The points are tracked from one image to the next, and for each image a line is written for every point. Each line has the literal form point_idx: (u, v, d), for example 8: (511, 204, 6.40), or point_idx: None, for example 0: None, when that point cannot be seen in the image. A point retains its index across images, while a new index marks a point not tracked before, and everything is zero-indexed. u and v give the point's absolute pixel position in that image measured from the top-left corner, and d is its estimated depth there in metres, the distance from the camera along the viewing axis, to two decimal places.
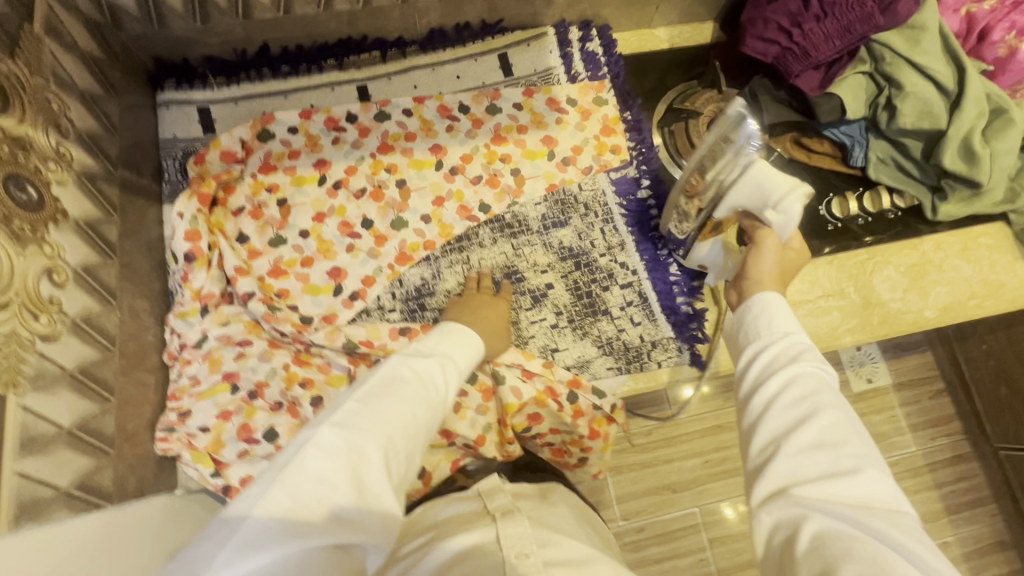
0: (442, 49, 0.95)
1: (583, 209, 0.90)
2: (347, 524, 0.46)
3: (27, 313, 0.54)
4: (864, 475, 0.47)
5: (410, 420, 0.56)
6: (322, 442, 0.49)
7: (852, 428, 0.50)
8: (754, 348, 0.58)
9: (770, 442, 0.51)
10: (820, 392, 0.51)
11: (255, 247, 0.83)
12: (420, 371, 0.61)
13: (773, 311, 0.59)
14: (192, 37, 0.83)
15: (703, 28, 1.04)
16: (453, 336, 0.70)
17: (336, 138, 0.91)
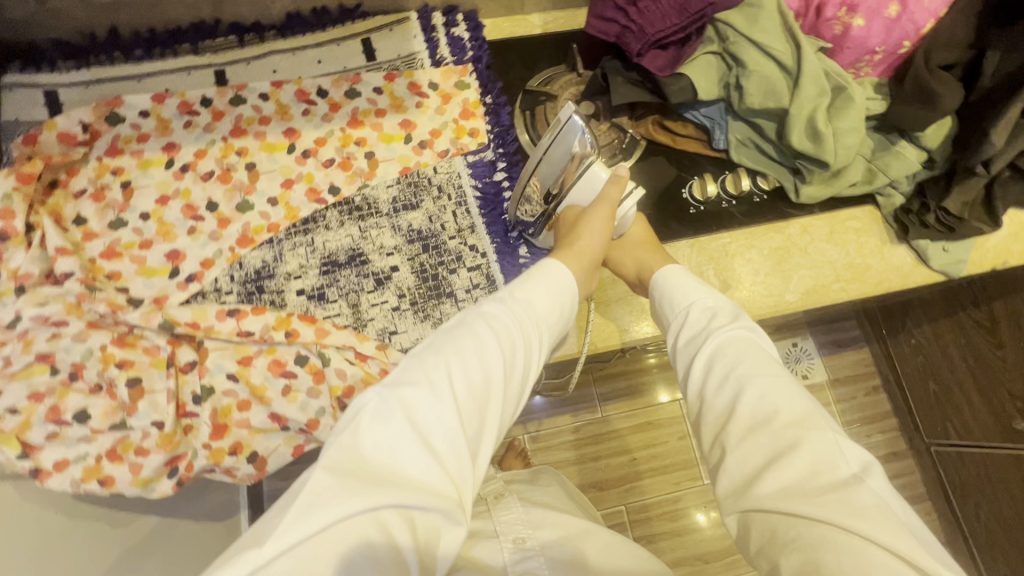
0: (301, 33, 0.94)
1: (436, 192, 0.89)
2: (410, 485, 0.44)
3: None
4: (805, 445, 0.49)
5: (479, 371, 0.52)
6: (394, 402, 0.47)
7: (781, 395, 0.53)
8: (676, 335, 0.65)
9: (715, 435, 0.55)
10: (737, 366, 0.57)
11: (93, 229, 0.82)
12: (499, 320, 0.56)
13: (670, 288, 0.69)
14: (32, 20, 0.83)
15: (578, 15, 1.04)
16: (538, 275, 0.63)
17: (188, 121, 0.90)
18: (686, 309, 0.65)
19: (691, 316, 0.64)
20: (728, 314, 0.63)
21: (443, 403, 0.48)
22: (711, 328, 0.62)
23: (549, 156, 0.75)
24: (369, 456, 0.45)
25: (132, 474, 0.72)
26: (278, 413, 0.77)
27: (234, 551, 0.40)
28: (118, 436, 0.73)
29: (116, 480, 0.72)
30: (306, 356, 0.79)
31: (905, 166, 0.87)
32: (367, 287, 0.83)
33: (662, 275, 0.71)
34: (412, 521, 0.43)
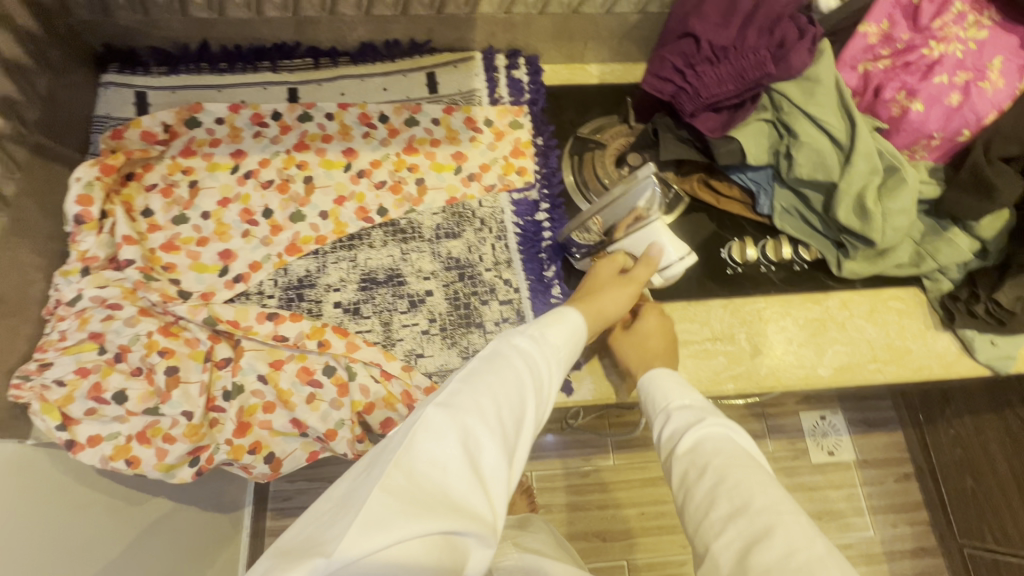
0: (372, 62, 1.00)
1: (478, 224, 0.92)
2: (462, 506, 0.44)
3: None
4: (779, 529, 0.52)
5: (517, 401, 0.54)
6: (447, 425, 0.48)
7: (754, 483, 0.56)
8: (659, 431, 0.68)
9: (699, 525, 0.57)
10: (715, 457, 0.60)
11: (158, 222, 0.88)
12: (531, 355, 0.59)
13: (663, 386, 0.72)
14: (136, 28, 0.91)
15: (634, 69, 1.08)
16: (563, 321, 0.66)
17: (257, 132, 0.96)
18: (671, 408, 0.69)
19: (672, 412, 0.69)
20: (704, 410, 0.67)
21: (492, 427, 0.50)
22: (693, 419, 0.66)
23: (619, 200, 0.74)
24: (420, 475, 0.45)
25: (157, 459, 0.75)
26: (299, 419, 0.79)
27: (292, 567, 0.39)
28: (148, 421, 0.76)
29: (141, 462, 0.75)
30: (334, 367, 0.81)
31: (956, 254, 0.85)
32: (401, 308, 0.86)
33: (656, 371, 0.75)
34: (460, 546, 0.43)
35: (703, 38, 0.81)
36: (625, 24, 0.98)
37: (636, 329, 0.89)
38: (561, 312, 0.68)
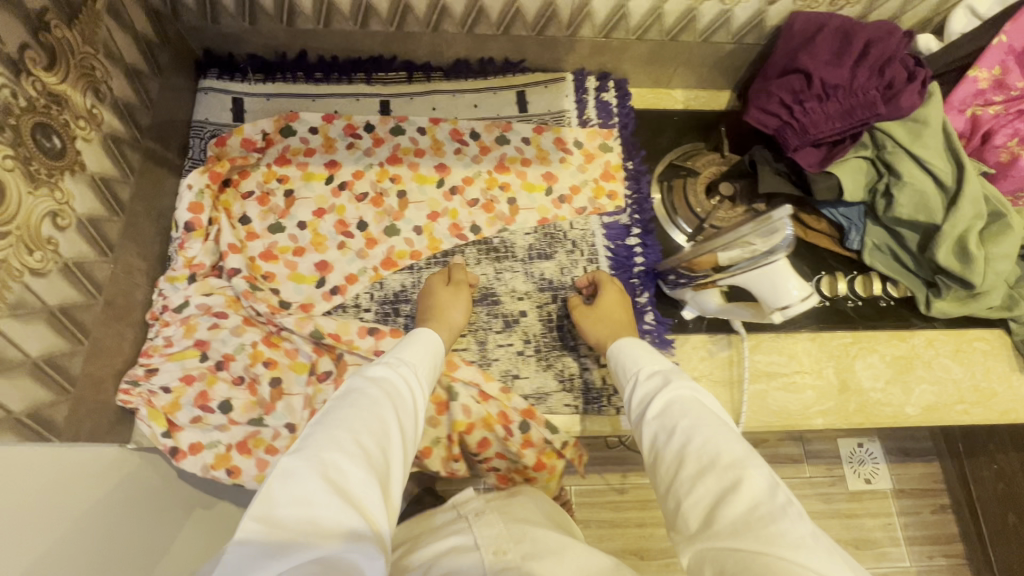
0: (464, 78, 1.00)
1: (570, 245, 0.93)
2: (335, 534, 0.45)
3: (24, 247, 0.59)
4: (747, 483, 0.51)
5: (377, 424, 0.56)
6: (306, 464, 0.49)
7: (720, 438, 0.55)
8: (630, 398, 0.68)
9: (670, 485, 0.56)
10: (683, 419, 0.59)
11: (255, 230, 0.89)
12: (379, 377, 0.62)
13: (633, 352, 0.72)
14: (239, 35, 0.92)
15: (719, 97, 1.08)
16: (417, 345, 0.71)
17: (350, 143, 0.96)
18: (639, 375, 0.69)
19: (642, 378, 0.68)
20: (669, 373, 0.66)
21: (349, 454, 0.51)
22: (659, 384, 0.65)
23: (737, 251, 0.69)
24: (285, 516, 0.46)
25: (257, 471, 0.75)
26: None
27: None
28: (249, 431, 0.77)
29: (241, 471, 0.75)
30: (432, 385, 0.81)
31: None
32: (495, 327, 0.86)
33: (623, 341, 0.75)
34: (345, 570, 0.43)
35: (816, 74, 0.80)
36: (719, 53, 0.99)
37: (725, 359, 0.89)
38: (415, 332, 0.73)
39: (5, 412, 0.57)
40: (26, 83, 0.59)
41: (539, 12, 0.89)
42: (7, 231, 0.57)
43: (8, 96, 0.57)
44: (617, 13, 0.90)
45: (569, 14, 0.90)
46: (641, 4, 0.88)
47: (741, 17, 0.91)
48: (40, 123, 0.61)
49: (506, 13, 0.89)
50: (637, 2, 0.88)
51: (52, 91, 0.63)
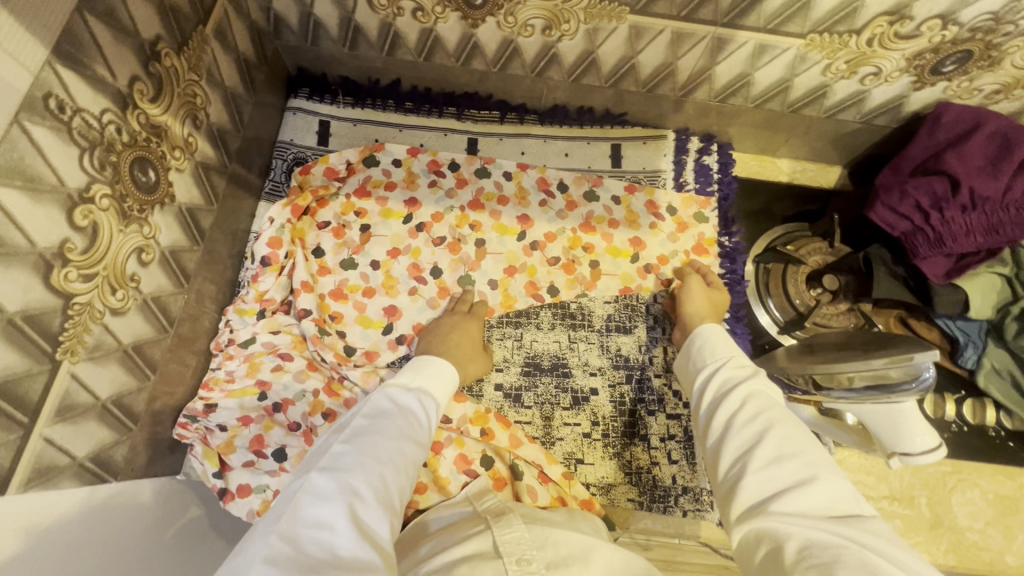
0: (559, 125, 0.95)
1: (652, 321, 0.86)
2: (359, 565, 0.42)
3: (108, 287, 0.57)
4: (824, 482, 0.49)
5: (397, 457, 0.54)
6: (334, 490, 0.47)
7: (805, 436, 0.54)
8: (705, 381, 0.66)
9: (735, 463, 0.54)
10: (770, 410, 0.57)
11: (327, 264, 0.85)
12: (404, 407, 0.61)
13: (713, 343, 0.70)
14: (336, 58, 0.88)
15: (829, 172, 1.00)
16: (428, 367, 0.69)
17: (433, 181, 0.91)
18: (725, 360, 0.67)
19: (728, 364, 0.66)
20: (760, 370, 0.64)
21: (374, 490, 0.49)
22: (748, 374, 0.63)
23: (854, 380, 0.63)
24: (305, 538, 0.43)
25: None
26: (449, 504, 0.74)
27: None
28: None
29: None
30: (492, 459, 0.76)
31: None
32: (563, 403, 0.81)
33: (708, 328, 0.72)
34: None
35: (960, 179, 0.71)
36: (841, 130, 0.90)
37: None
38: (431, 357, 0.71)
39: (70, 458, 0.55)
40: (131, 116, 0.57)
41: (655, 70, 0.82)
42: (95, 272, 0.54)
43: (113, 133, 0.54)
44: (740, 81, 0.82)
45: (687, 76, 0.83)
46: (770, 75, 0.80)
47: (878, 99, 0.82)
48: (139, 158, 0.58)
49: (620, 68, 0.83)
50: (765, 73, 0.80)
51: (154, 123, 0.60)
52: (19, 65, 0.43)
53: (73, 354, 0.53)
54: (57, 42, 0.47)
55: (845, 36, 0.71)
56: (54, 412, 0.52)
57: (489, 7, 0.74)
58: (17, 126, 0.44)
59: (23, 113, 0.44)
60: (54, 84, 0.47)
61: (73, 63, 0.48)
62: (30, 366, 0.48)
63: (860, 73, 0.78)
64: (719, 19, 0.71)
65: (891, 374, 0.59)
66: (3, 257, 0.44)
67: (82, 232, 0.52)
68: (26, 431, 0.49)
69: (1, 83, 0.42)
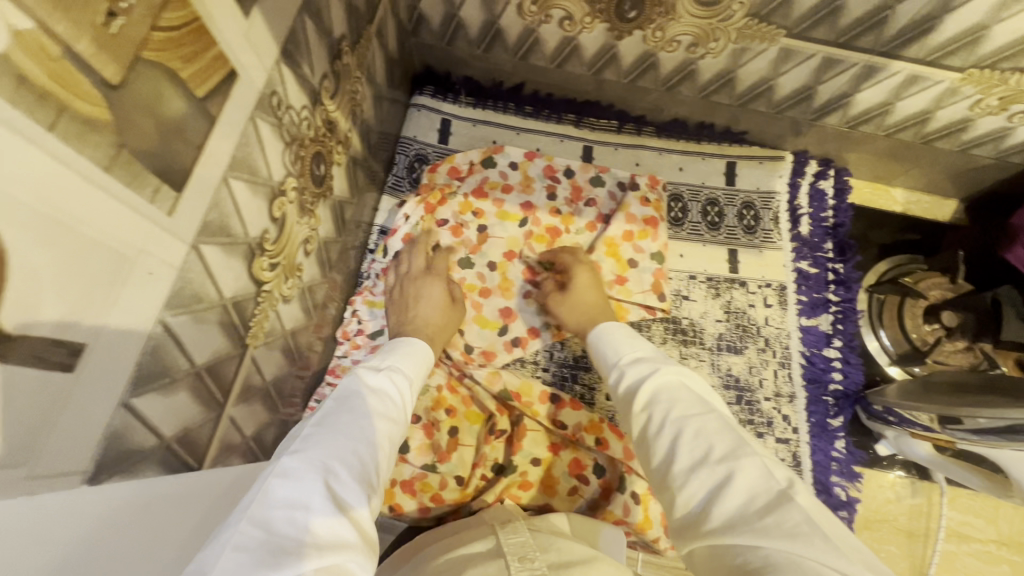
0: (676, 139, 0.95)
1: (762, 343, 0.86)
2: (335, 541, 0.38)
3: (283, 276, 0.59)
4: (741, 475, 0.42)
5: (374, 434, 0.50)
6: (305, 467, 0.42)
7: (716, 428, 0.47)
8: (615, 389, 0.59)
9: (662, 480, 0.47)
10: (674, 406, 0.50)
11: (445, 261, 0.87)
12: (377, 388, 0.56)
13: (614, 340, 0.64)
14: (466, 59, 0.90)
15: (944, 205, 0.98)
16: (398, 347, 0.66)
17: (548, 186, 0.91)
18: (623, 362, 0.60)
19: (627, 365, 0.59)
20: (664, 361, 0.57)
21: (350, 464, 0.45)
22: (649, 370, 0.56)
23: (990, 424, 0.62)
24: (276, 516, 0.38)
25: (416, 512, 0.73)
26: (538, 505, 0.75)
27: None
28: (420, 472, 0.75)
29: (405, 506, 0.73)
30: (604, 468, 0.77)
31: None
32: None
33: (608, 326, 0.67)
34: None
35: None
36: (969, 165, 0.89)
37: (914, 507, 0.82)
38: (399, 342, 0.67)
39: (241, 437, 0.58)
40: (316, 111, 0.58)
41: (791, 92, 0.82)
42: (278, 262, 0.57)
43: (305, 128, 0.56)
44: (878, 109, 0.81)
45: (824, 100, 0.82)
46: (912, 105, 0.79)
47: (1020, 137, 0.81)
48: (317, 153, 0.60)
49: (755, 88, 0.82)
50: (907, 103, 0.79)
51: (329, 119, 0.62)
52: (260, 64, 0.45)
53: (256, 339, 0.56)
54: (284, 42, 0.48)
55: (1007, 73, 0.70)
56: (238, 393, 0.54)
57: (640, 21, 0.75)
58: (251, 122, 0.46)
59: (256, 109, 0.46)
60: (278, 82, 0.49)
61: (291, 62, 0.50)
62: (229, 348, 0.51)
63: (1010, 111, 0.76)
64: (876, 48, 0.70)
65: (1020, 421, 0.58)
66: (229, 246, 0.46)
67: (275, 223, 0.54)
68: (221, 410, 0.51)
69: (247, 81, 0.44)
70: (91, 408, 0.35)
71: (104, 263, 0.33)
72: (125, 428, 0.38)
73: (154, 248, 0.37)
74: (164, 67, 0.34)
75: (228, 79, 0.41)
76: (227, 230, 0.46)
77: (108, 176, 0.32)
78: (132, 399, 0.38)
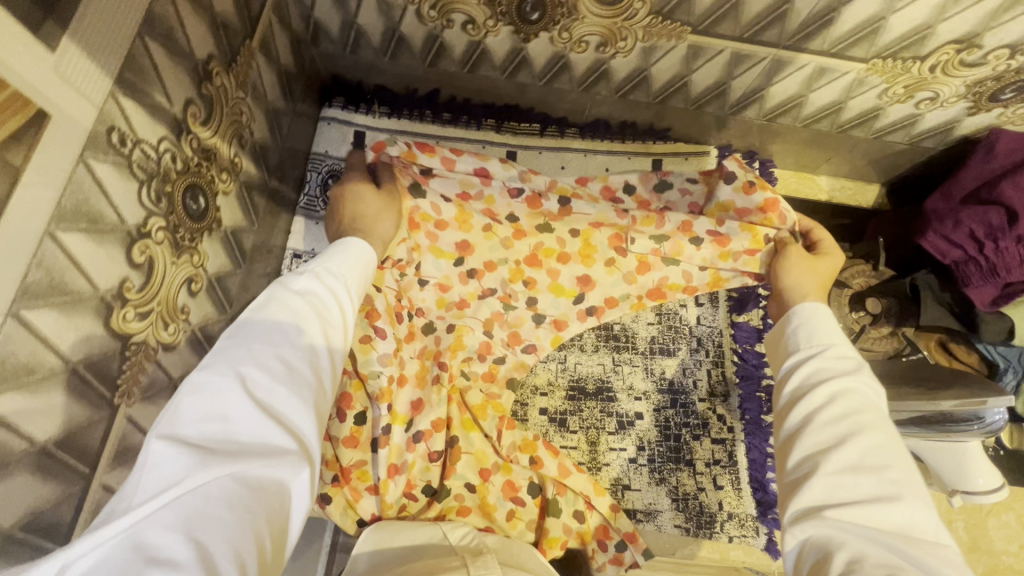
0: (601, 139, 0.92)
1: (694, 343, 0.86)
2: (261, 452, 0.41)
3: (161, 322, 0.54)
4: (905, 503, 0.43)
5: (303, 340, 0.48)
6: (221, 377, 0.42)
7: (897, 455, 0.47)
8: (790, 370, 0.55)
9: (806, 459, 0.48)
10: (863, 412, 0.49)
11: (522, 228, 0.77)
12: (305, 291, 0.51)
13: (815, 325, 0.58)
14: (374, 67, 0.85)
15: (868, 190, 0.99)
16: (337, 254, 0.58)
17: (612, 209, 0.78)
18: (825, 351, 0.55)
19: (827, 355, 0.55)
20: (864, 365, 0.54)
21: (273, 368, 0.44)
22: (849, 369, 0.52)
23: (908, 422, 0.62)
24: (194, 435, 0.40)
25: (342, 522, 0.70)
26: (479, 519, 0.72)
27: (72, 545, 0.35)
28: (360, 460, 0.71)
29: (330, 502, 0.70)
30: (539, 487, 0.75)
31: None
32: (609, 428, 0.81)
33: (809, 307, 0.59)
34: (269, 489, 0.40)
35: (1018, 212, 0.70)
36: (886, 151, 0.90)
37: None
38: (343, 242, 0.61)
39: None
40: (184, 141, 0.53)
41: (707, 88, 0.80)
42: (151, 308, 0.52)
43: (169, 161, 0.51)
44: (793, 102, 0.81)
45: (739, 94, 0.81)
46: (825, 96, 0.79)
47: (929, 122, 0.82)
48: (191, 185, 0.55)
49: (670, 85, 0.81)
50: (819, 95, 0.79)
51: (205, 147, 0.57)
52: (87, 100, 0.40)
53: (130, 397, 0.51)
54: (120, 71, 0.43)
55: (908, 62, 0.70)
56: (112, 458, 0.49)
57: (544, 23, 0.71)
58: (82, 165, 0.41)
59: (87, 149, 0.41)
60: (117, 117, 0.44)
61: (134, 92, 0.45)
62: (90, 415, 0.46)
63: (917, 98, 0.77)
64: (782, 42, 0.69)
65: (943, 416, 0.59)
66: (69, 306, 0.41)
67: (139, 269, 0.49)
68: (87, 482, 0.47)
69: (70, 122, 0.39)
70: None
71: None
72: None
73: None
74: None
75: (36, 123, 0.36)
76: (62, 289, 0.41)
77: None
78: None
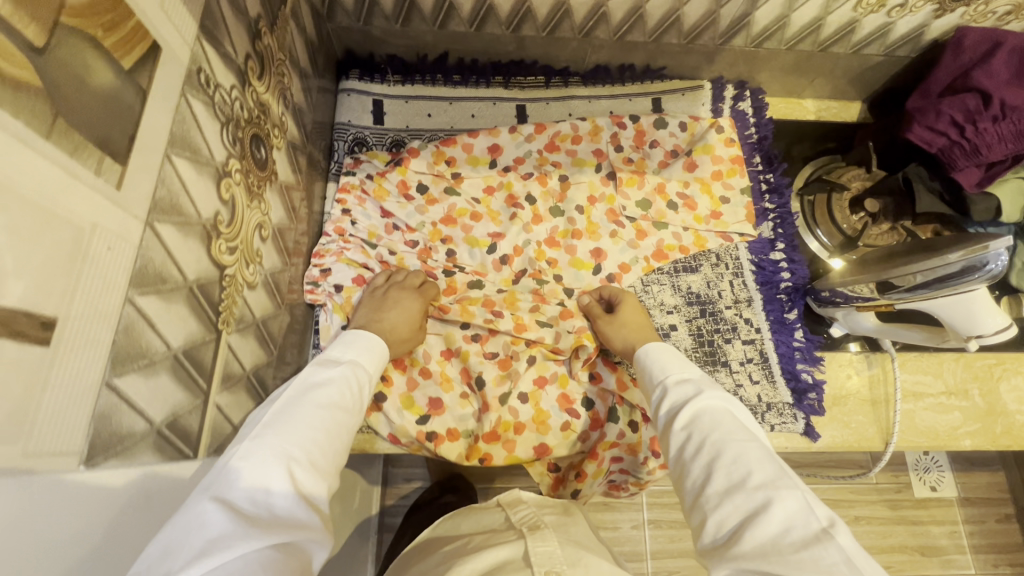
0: (602, 84, 0.99)
1: (714, 259, 0.92)
2: (293, 525, 0.41)
3: (245, 261, 0.59)
4: (779, 504, 0.45)
5: (330, 421, 0.50)
6: (266, 451, 0.43)
7: (756, 455, 0.49)
8: (658, 406, 0.60)
9: (695, 500, 0.49)
10: (713, 430, 0.52)
11: (539, 211, 0.90)
12: (331, 380, 0.55)
13: (663, 359, 0.64)
14: (386, 37, 0.91)
15: (851, 107, 1.07)
16: (355, 342, 0.63)
17: (615, 134, 0.94)
18: (668, 383, 0.61)
19: (670, 385, 0.61)
20: (706, 381, 0.59)
21: (307, 448, 0.46)
22: (690, 394, 0.57)
23: (933, 281, 0.68)
24: (238, 499, 0.40)
25: (400, 419, 0.76)
26: (543, 446, 0.79)
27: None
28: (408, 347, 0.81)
29: (386, 401, 0.77)
30: (592, 400, 0.82)
31: None
32: None
33: (653, 347, 0.67)
34: (297, 557, 0.40)
35: (992, 93, 0.78)
36: (865, 65, 0.97)
37: (873, 378, 0.88)
38: (352, 331, 0.65)
39: (232, 427, 0.57)
40: (247, 91, 0.58)
41: (699, 20, 0.87)
42: (236, 246, 0.56)
43: (239, 108, 0.56)
44: (777, 24, 0.89)
45: (728, 22, 0.88)
46: (805, 15, 0.87)
47: (901, 30, 0.90)
48: (255, 136, 0.60)
49: (664, 22, 0.88)
50: (801, 14, 0.87)
51: (261, 100, 0.62)
52: (180, 37, 0.45)
53: (228, 325, 0.55)
54: (201, 17, 0.48)
55: None
56: (221, 379, 0.54)
57: None
58: (184, 98, 0.46)
59: (186, 86, 0.46)
60: (202, 60, 0.49)
61: (211, 39, 0.50)
62: (204, 334, 0.50)
63: (888, 6, 0.84)
64: None
65: (967, 270, 0.64)
66: (183, 226, 0.46)
67: (226, 205, 0.54)
68: (205, 397, 0.51)
69: (172, 56, 0.44)
70: (74, 386, 0.34)
71: (62, 238, 0.33)
72: (112, 411, 0.38)
73: (109, 225, 0.37)
74: (86, 35, 0.34)
75: (152, 53, 0.41)
76: (179, 209, 0.45)
77: (48, 144, 0.32)
78: (115, 381, 0.38)
